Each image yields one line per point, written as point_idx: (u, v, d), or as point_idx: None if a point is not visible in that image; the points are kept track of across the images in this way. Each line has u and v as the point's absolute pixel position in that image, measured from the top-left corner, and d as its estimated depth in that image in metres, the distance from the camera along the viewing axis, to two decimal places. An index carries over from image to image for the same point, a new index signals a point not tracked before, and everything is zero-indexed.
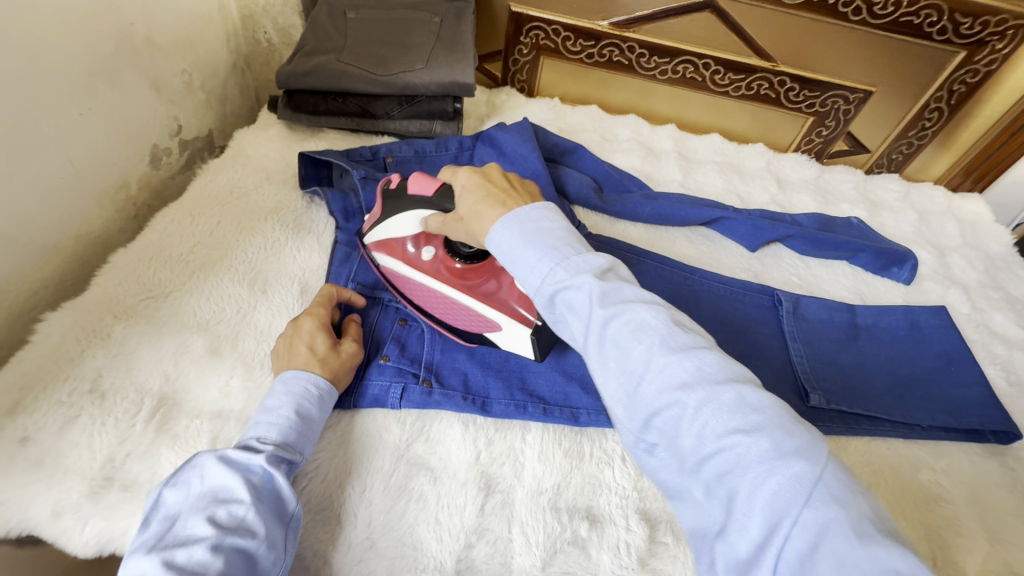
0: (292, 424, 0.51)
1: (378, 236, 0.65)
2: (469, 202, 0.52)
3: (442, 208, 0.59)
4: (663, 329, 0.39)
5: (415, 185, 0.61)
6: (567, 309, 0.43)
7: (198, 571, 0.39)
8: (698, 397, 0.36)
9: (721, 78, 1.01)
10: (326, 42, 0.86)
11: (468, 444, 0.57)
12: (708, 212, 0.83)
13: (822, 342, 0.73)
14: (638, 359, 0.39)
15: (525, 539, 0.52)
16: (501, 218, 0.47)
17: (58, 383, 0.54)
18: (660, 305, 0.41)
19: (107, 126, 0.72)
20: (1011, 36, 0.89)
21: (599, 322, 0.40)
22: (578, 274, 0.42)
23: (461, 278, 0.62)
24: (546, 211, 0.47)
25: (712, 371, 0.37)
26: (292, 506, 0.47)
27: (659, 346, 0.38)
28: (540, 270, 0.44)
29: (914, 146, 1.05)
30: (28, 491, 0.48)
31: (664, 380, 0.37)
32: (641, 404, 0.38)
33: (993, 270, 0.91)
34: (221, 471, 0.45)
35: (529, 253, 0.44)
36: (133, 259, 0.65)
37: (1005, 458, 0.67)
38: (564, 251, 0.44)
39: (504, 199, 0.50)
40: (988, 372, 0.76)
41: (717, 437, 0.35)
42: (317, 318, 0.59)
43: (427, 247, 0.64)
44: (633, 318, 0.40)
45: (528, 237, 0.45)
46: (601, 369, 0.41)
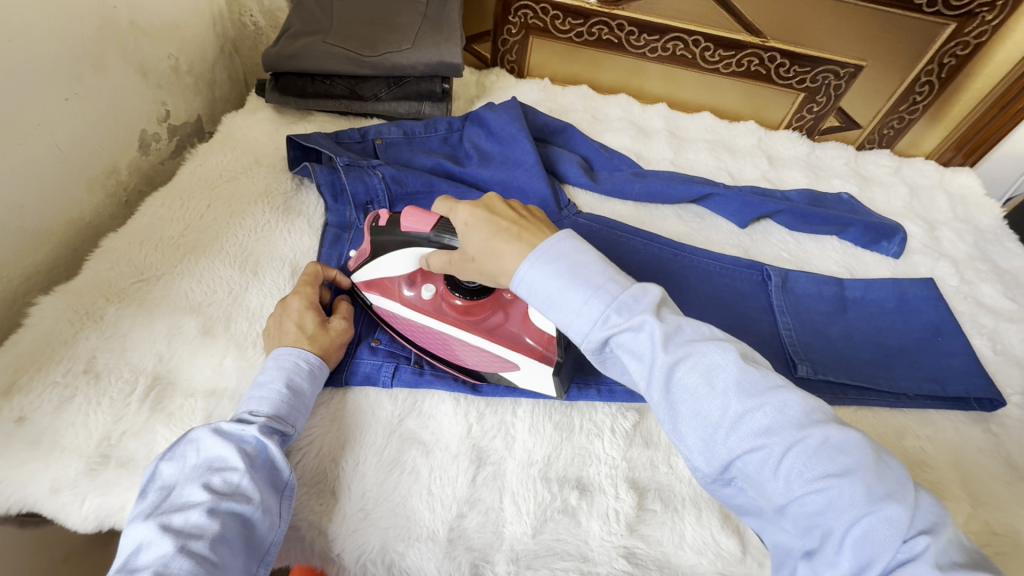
0: (284, 398, 0.51)
1: (369, 276, 0.62)
2: (481, 238, 0.49)
3: (445, 244, 0.56)
4: (737, 372, 0.38)
5: (409, 222, 0.57)
6: (626, 354, 0.42)
7: (195, 534, 0.41)
8: (783, 441, 0.36)
9: (711, 55, 1.01)
10: (312, 24, 0.86)
11: (460, 418, 0.58)
12: (697, 188, 0.83)
13: (810, 314, 0.74)
14: (713, 405, 0.38)
15: (516, 508, 0.53)
16: (528, 257, 0.45)
17: (52, 364, 0.55)
18: (727, 342, 0.40)
19: (93, 110, 0.72)
20: (1001, 8, 0.88)
21: (666, 368, 0.39)
22: (634, 316, 0.41)
23: (467, 316, 0.61)
24: (578, 245, 0.45)
25: (793, 413, 0.36)
26: (286, 475, 0.48)
27: (734, 391, 0.38)
28: (591, 315, 0.42)
29: (905, 121, 1.05)
30: (26, 468, 0.49)
31: (746, 427, 0.37)
32: (721, 450, 0.38)
33: (982, 242, 0.91)
34: (215, 442, 0.46)
35: (574, 297, 0.43)
36: (123, 243, 0.66)
37: (989, 424, 0.68)
38: (613, 292, 0.42)
39: (518, 233, 0.48)
40: (975, 342, 0.77)
41: (806, 481, 0.35)
42: (305, 297, 0.59)
43: (425, 286, 0.62)
44: (702, 360, 0.39)
45: (568, 276, 0.44)
46: (671, 413, 0.40)
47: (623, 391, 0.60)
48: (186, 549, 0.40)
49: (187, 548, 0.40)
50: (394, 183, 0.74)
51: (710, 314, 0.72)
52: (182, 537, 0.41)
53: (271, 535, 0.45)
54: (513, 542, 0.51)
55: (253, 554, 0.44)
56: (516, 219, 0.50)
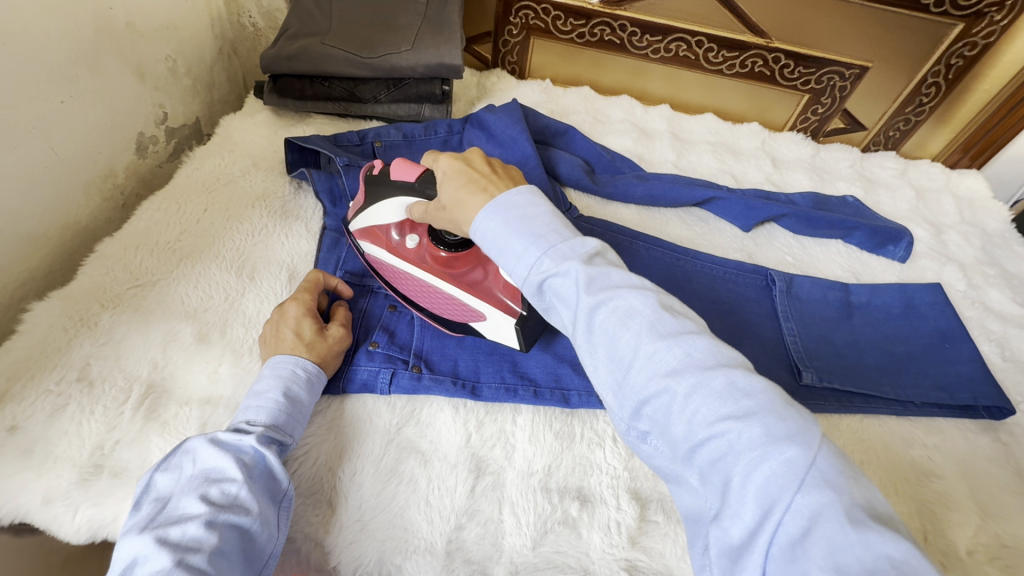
0: (282, 407, 0.51)
1: (363, 223, 0.63)
2: (450, 189, 0.49)
3: (425, 195, 0.56)
4: (652, 314, 0.37)
5: (397, 171, 0.58)
6: (555, 299, 0.42)
7: (193, 547, 0.40)
8: (688, 383, 0.34)
9: (714, 56, 1.00)
10: (310, 25, 0.85)
11: (459, 427, 0.57)
12: (700, 191, 0.82)
13: (815, 320, 0.73)
14: (626, 346, 0.37)
15: (516, 519, 0.52)
16: (484, 206, 0.45)
17: (45, 372, 0.54)
18: (651, 290, 0.39)
19: (89, 113, 0.71)
20: (1010, 8, 0.87)
21: (586, 308, 0.39)
22: (565, 260, 0.41)
23: (446, 267, 0.60)
24: (529, 196, 0.45)
25: (702, 356, 0.35)
26: (284, 485, 0.48)
27: (647, 332, 0.37)
28: (527, 259, 0.42)
29: (911, 123, 1.03)
30: (18, 479, 0.48)
31: (654, 368, 0.36)
32: (631, 392, 0.37)
33: (990, 246, 0.90)
34: (212, 453, 0.46)
35: (513, 242, 0.43)
36: (119, 248, 0.65)
37: (998, 433, 0.67)
38: (550, 239, 0.42)
39: (487, 185, 0.47)
40: (983, 348, 0.76)
41: (708, 424, 0.33)
42: (303, 304, 0.58)
43: (411, 235, 0.62)
44: (620, 303, 0.38)
45: (513, 225, 0.43)
46: (591, 357, 0.39)
47: None
48: (184, 562, 0.39)
49: (185, 562, 0.39)
50: None
51: (713, 320, 0.71)
52: (179, 551, 0.40)
53: (269, 548, 0.45)
54: (512, 554, 0.50)
55: (252, 567, 0.43)
56: (487, 172, 0.48)
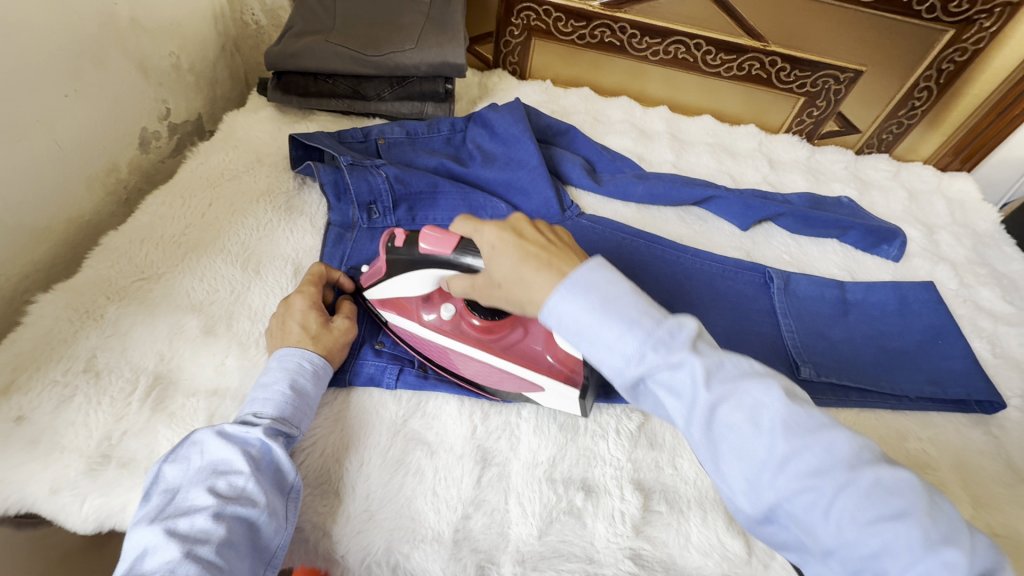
0: (289, 399, 0.51)
1: (385, 297, 0.61)
2: (508, 265, 0.47)
3: (467, 266, 0.53)
4: (781, 409, 0.37)
5: (429, 242, 0.54)
6: (663, 390, 0.40)
7: (201, 538, 0.41)
8: (835, 482, 0.35)
9: (712, 58, 1.01)
10: (314, 23, 0.85)
11: (464, 419, 0.58)
12: (700, 190, 0.84)
13: (812, 317, 0.74)
14: (758, 444, 0.37)
15: (522, 509, 0.52)
16: (558, 286, 0.43)
17: (51, 363, 0.54)
18: (770, 378, 0.39)
19: (92, 107, 0.71)
20: (999, 14, 0.89)
21: (705, 405, 0.38)
22: (673, 352, 0.40)
23: (488, 335, 0.59)
24: (611, 275, 0.44)
25: (844, 454, 0.36)
26: (291, 477, 0.48)
27: (780, 431, 0.36)
28: (625, 351, 0.41)
29: (904, 126, 1.06)
30: (25, 469, 0.48)
31: (794, 468, 0.36)
32: (767, 491, 0.36)
33: (980, 247, 0.92)
34: (219, 444, 0.46)
35: (607, 330, 0.41)
36: (124, 241, 0.65)
37: (989, 427, 0.68)
38: (649, 326, 0.41)
39: (549, 260, 0.46)
40: (975, 345, 0.78)
41: (861, 525, 0.34)
42: (308, 296, 0.59)
43: (444, 306, 0.61)
44: (745, 398, 0.38)
45: (602, 309, 0.42)
46: (712, 452, 0.39)
47: None
48: (192, 554, 0.39)
49: (193, 554, 0.39)
50: (398, 183, 0.73)
51: (713, 316, 0.72)
52: (188, 543, 0.40)
53: (277, 540, 0.45)
54: (518, 543, 0.51)
55: (260, 558, 0.44)
56: (543, 244, 0.48)
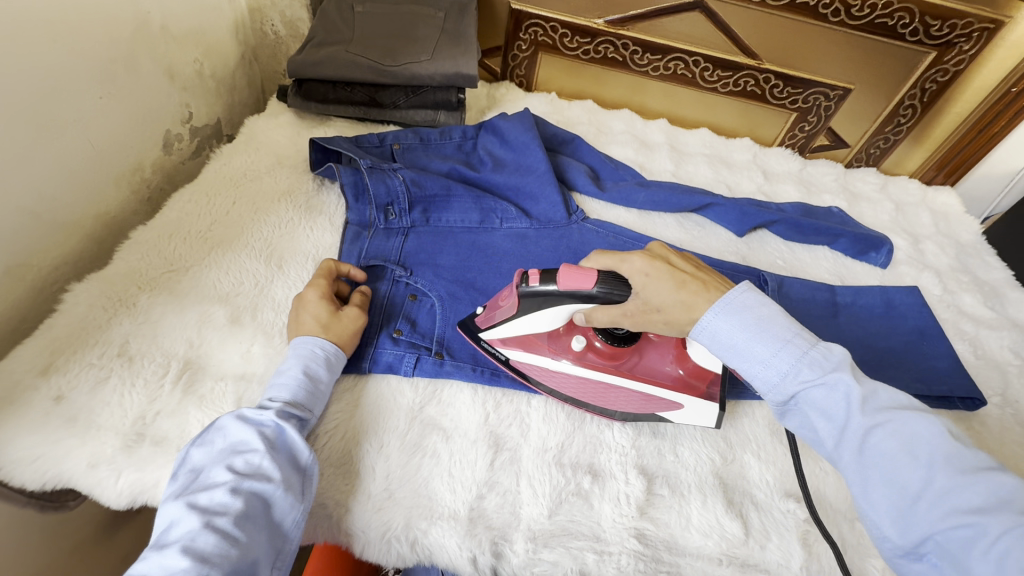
0: (302, 384, 0.54)
1: (512, 334, 0.62)
2: (666, 291, 0.52)
3: (613, 298, 0.54)
4: (942, 445, 0.40)
5: (571, 279, 0.55)
6: (814, 409, 0.45)
7: (219, 511, 0.44)
8: (1000, 522, 0.35)
9: (709, 75, 1.07)
10: (334, 34, 0.90)
11: (478, 407, 0.61)
12: (698, 198, 0.88)
13: (805, 318, 0.78)
14: (912, 474, 0.40)
15: (532, 491, 0.55)
16: (714, 305, 0.51)
17: (87, 348, 0.57)
18: (931, 417, 0.41)
19: (122, 109, 0.75)
20: (977, 38, 0.95)
21: (859, 428, 0.42)
22: (828, 372, 0.45)
23: (615, 361, 0.63)
24: (768, 303, 0.50)
25: (1011, 499, 0.36)
26: (304, 456, 0.50)
27: (938, 465, 0.39)
28: (781, 368, 0.47)
29: (890, 141, 1.12)
30: (63, 445, 0.51)
31: (950, 501, 0.37)
32: (919, 519, 0.38)
33: (963, 255, 0.97)
34: (238, 426, 0.49)
35: (759, 348, 0.48)
36: (153, 236, 0.68)
37: (971, 422, 0.72)
38: (801, 346, 0.47)
39: (704, 286, 0.52)
40: (957, 346, 0.82)
41: (1023, 566, 0.33)
42: (320, 288, 0.62)
43: (572, 339, 0.63)
44: (903, 430, 0.41)
45: (756, 330, 0.48)
46: (861, 476, 0.42)
47: None
48: (211, 524, 0.43)
49: (212, 523, 0.43)
50: (414, 185, 0.77)
51: None
52: (207, 514, 0.43)
53: (293, 514, 0.47)
54: (530, 522, 0.54)
55: (275, 533, 0.46)
56: (691, 271, 0.54)
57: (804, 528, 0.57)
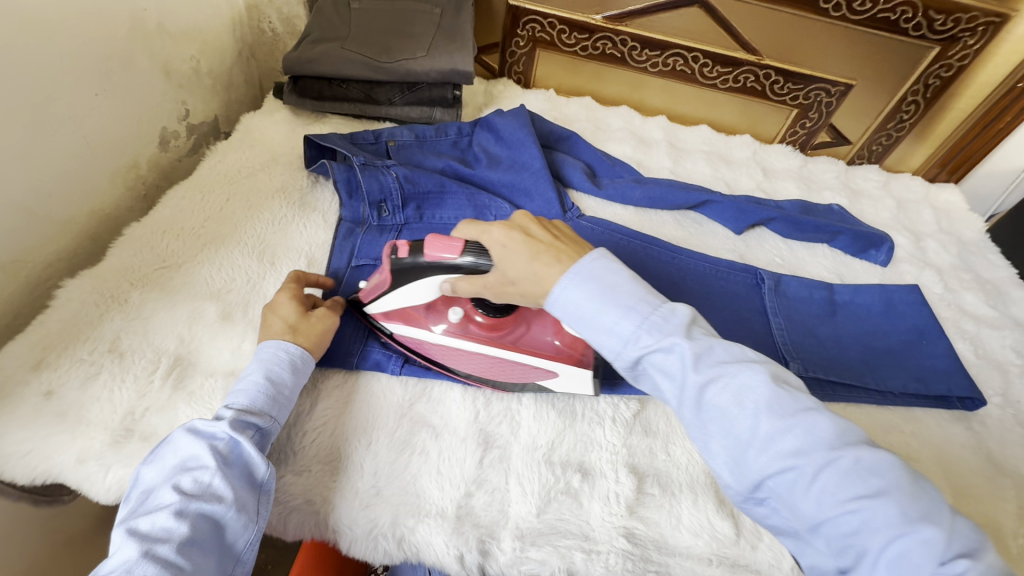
0: (261, 389, 0.52)
1: (390, 306, 0.61)
2: (520, 263, 0.50)
3: (478, 268, 0.54)
4: (767, 393, 0.40)
5: (435, 249, 0.55)
6: (657, 372, 0.44)
7: (162, 537, 0.42)
8: (817, 462, 0.38)
9: (709, 71, 1.06)
10: (330, 31, 0.89)
11: (467, 404, 0.61)
12: (695, 195, 0.88)
13: (802, 316, 0.77)
14: (743, 425, 0.40)
15: (521, 489, 0.55)
16: (563, 276, 0.48)
17: (79, 343, 0.57)
18: (757, 363, 0.42)
19: (118, 106, 0.75)
20: (981, 33, 0.94)
21: (696, 388, 0.42)
22: (665, 335, 0.44)
23: (495, 332, 0.62)
24: (609, 264, 0.48)
25: (824, 435, 0.38)
26: (262, 472, 0.49)
27: (765, 414, 0.40)
28: (623, 335, 0.45)
29: (893, 138, 1.10)
30: (53, 440, 0.51)
31: (776, 449, 0.39)
32: (752, 469, 0.40)
33: (965, 254, 0.96)
34: (188, 440, 0.47)
35: (606, 314, 0.46)
36: (146, 232, 0.68)
37: (970, 422, 0.71)
38: (643, 310, 0.45)
39: (558, 254, 0.49)
40: (958, 346, 0.81)
41: (839, 502, 0.36)
42: (289, 291, 0.61)
43: (451, 310, 0.62)
44: (732, 382, 0.41)
45: (601, 296, 0.46)
46: (702, 432, 0.42)
47: (622, 385, 0.64)
48: (151, 553, 0.41)
49: (153, 552, 0.41)
50: (407, 182, 0.76)
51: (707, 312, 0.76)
52: (148, 541, 0.41)
53: (245, 535, 0.46)
54: (518, 521, 0.53)
55: (227, 556, 0.45)
56: (551, 240, 0.51)
57: None
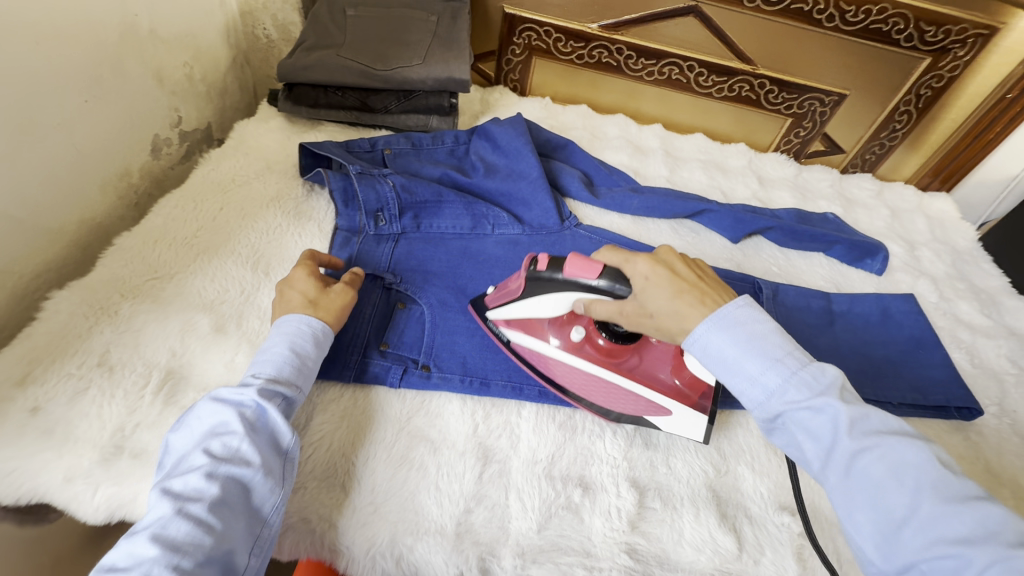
0: (287, 360, 0.53)
1: (513, 314, 0.63)
2: (661, 297, 0.51)
3: (614, 292, 0.54)
4: (930, 472, 0.39)
5: (576, 267, 0.56)
6: (800, 430, 0.44)
7: (194, 496, 0.43)
8: (985, 554, 0.35)
9: (704, 80, 1.06)
10: (326, 38, 0.89)
11: (467, 418, 0.60)
12: (692, 204, 0.87)
13: (800, 326, 0.77)
14: (898, 499, 0.40)
15: (521, 504, 0.54)
16: (707, 319, 0.49)
17: (67, 357, 0.55)
18: (922, 443, 0.41)
19: (109, 113, 0.74)
20: (972, 44, 0.95)
21: (846, 451, 0.42)
22: (818, 394, 0.44)
23: (611, 358, 0.62)
24: (756, 313, 0.49)
25: (999, 530, 0.36)
26: (287, 440, 0.49)
27: (926, 493, 0.39)
28: (768, 386, 0.46)
29: (885, 148, 1.11)
30: (39, 458, 0.49)
31: (934, 530, 0.37)
32: (902, 546, 0.38)
33: (959, 263, 0.96)
34: (215, 408, 0.48)
35: (749, 364, 0.47)
36: (137, 242, 0.67)
37: (968, 433, 0.71)
38: (791, 366, 0.46)
39: (702, 295, 0.51)
40: (954, 355, 0.81)
41: None
42: (307, 268, 0.62)
43: (573, 328, 0.63)
44: (891, 454, 0.41)
45: (746, 345, 0.48)
46: (846, 498, 0.42)
47: None
48: (184, 511, 0.42)
49: (186, 510, 0.42)
50: (404, 192, 0.75)
51: None
52: (181, 500, 0.43)
53: (271, 500, 0.47)
54: (518, 537, 0.52)
55: (254, 517, 0.46)
56: (694, 280, 0.52)
57: (799, 543, 0.56)
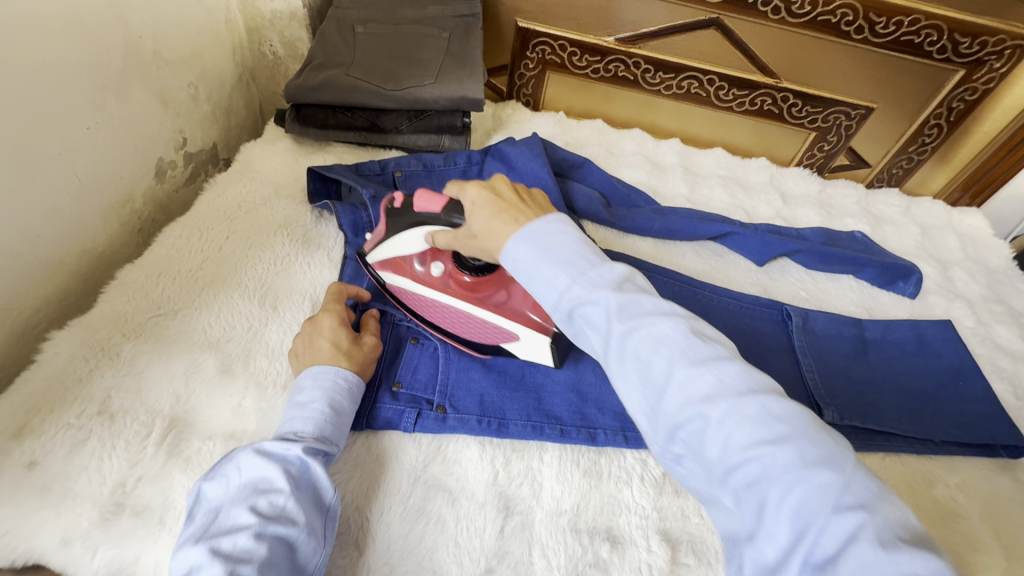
0: (326, 417, 0.51)
1: (384, 255, 0.64)
2: (482, 218, 0.50)
3: (452, 223, 0.57)
4: (682, 342, 0.39)
5: (420, 202, 0.59)
6: (586, 324, 0.42)
7: (243, 558, 0.41)
8: (721, 408, 0.36)
9: (725, 94, 1.03)
10: (334, 56, 0.86)
11: (486, 464, 0.56)
12: (718, 226, 0.83)
13: (833, 357, 0.73)
14: (660, 372, 0.38)
15: (547, 562, 0.51)
16: (514, 235, 0.46)
17: (66, 405, 0.53)
18: (680, 317, 0.40)
19: (111, 138, 0.71)
20: (1009, 56, 0.91)
21: (618, 336, 0.40)
22: (595, 289, 0.42)
23: (472, 292, 0.62)
24: (558, 224, 0.46)
25: (732, 382, 0.37)
26: (329, 496, 0.47)
27: (680, 361, 0.38)
28: (559, 286, 0.43)
29: (913, 162, 1.07)
30: (36, 518, 0.47)
31: (687, 395, 0.37)
32: (665, 415, 0.38)
33: (995, 284, 0.92)
34: (259, 462, 0.46)
35: (545, 269, 0.44)
36: (140, 276, 0.64)
37: (1016, 473, 0.67)
38: (581, 266, 0.43)
39: (518, 215, 0.48)
40: (995, 386, 0.77)
41: (743, 449, 0.34)
42: (335, 314, 0.60)
43: (434, 263, 0.63)
44: (653, 331, 0.39)
45: (544, 253, 0.45)
46: (622, 380, 0.40)
47: None
48: (235, 574, 0.39)
49: (237, 573, 0.39)
50: None
51: None
52: (231, 562, 0.40)
53: (316, 559, 0.44)
54: None
55: None
56: (515, 200, 0.50)
57: None
